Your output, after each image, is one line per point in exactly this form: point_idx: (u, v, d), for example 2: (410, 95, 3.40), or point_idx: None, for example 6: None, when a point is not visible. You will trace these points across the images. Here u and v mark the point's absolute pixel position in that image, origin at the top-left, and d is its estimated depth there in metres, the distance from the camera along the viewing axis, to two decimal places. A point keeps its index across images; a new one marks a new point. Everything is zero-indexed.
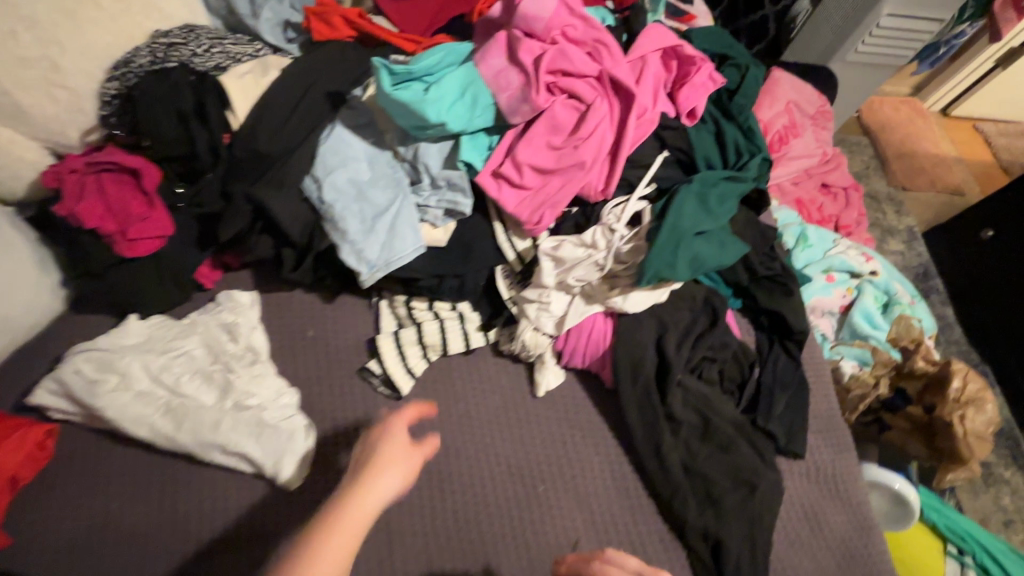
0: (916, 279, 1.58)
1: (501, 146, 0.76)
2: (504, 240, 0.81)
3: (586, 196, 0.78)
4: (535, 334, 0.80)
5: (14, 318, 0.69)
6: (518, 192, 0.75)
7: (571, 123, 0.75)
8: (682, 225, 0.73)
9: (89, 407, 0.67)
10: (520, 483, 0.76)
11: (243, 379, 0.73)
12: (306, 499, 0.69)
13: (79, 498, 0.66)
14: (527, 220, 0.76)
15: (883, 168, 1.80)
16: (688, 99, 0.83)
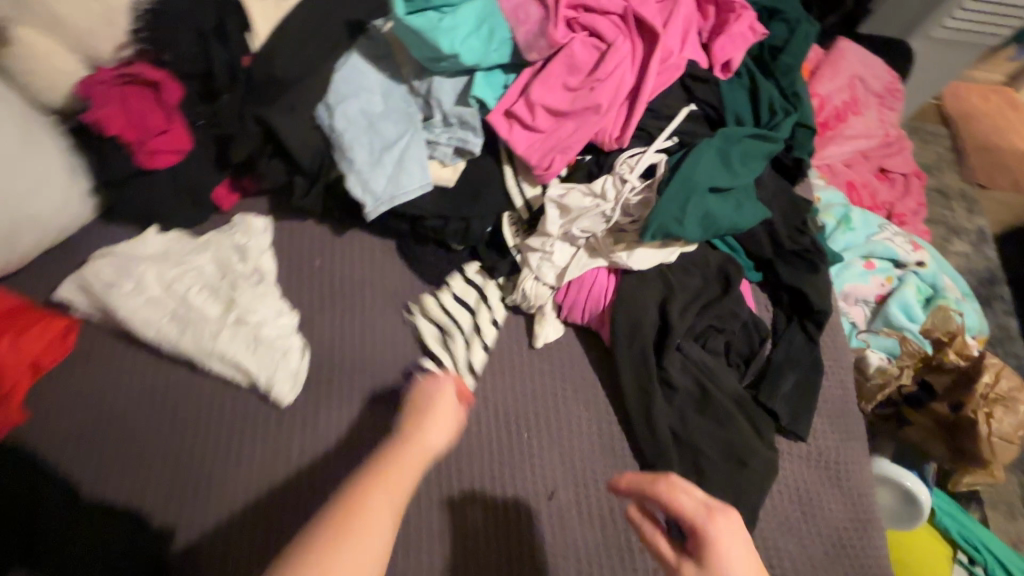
0: (981, 284, 1.46)
1: (517, 85, 0.74)
2: (513, 186, 0.79)
3: (600, 144, 0.75)
4: (537, 285, 0.78)
5: (44, 218, 0.73)
6: (529, 133, 0.73)
7: (589, 64, 0.72)
8: (695, 178, 0.70)
9: (107, 307, 0.72)
10: (504, 428, 0.76)
11: (246, 296, 0.76)
12: (295, 418, 0.72)
13: (90, 389, 0.71)
14: (537, 165, 0.74)
15: (959, 160, 1.65)
16: (724, 49, 0.79)
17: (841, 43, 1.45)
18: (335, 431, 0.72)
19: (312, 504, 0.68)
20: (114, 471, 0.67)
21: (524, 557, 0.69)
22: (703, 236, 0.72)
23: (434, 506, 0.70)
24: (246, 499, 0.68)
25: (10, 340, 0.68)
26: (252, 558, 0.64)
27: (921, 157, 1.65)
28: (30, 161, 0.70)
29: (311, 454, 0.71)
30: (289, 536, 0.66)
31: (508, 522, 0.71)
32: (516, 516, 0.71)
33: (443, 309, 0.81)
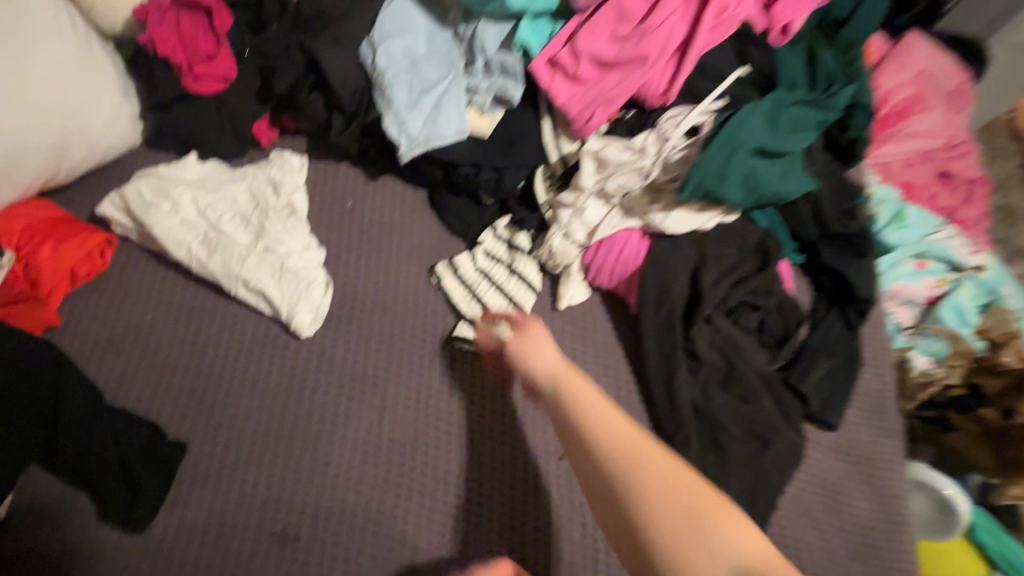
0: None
1: (563, 33, 0.72)
2: (550, 140, 0.77)
3: (643, 99, 0.73)
4: (564, 242, 0.76)
5: (93, 134, 0.74)
6: (571, 83, 0.71)
7: (640, 13, 0.70)
8: (741, 137, 0.68)
9: (144, 225, 0.74)
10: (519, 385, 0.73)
11: (276, 228, 0.76)
12: (312, 351, 0.73)
13: (120, 302, 0.73)
14: (576, 117, 0.72)
15: None
16: (783, 12, 0.74)
17: (910, 36, 1.38)
18: (350, 367, 0.72)
19: (323, 435, 0.68)
20: (135, 382, 0.69)
21: (527, 514, 0.67)
22: (743, 200, 0.71)
23: (442, 452, 0.69)
24: (257, 422, 0.69)
25: (52, 248, 0.70)
26: (261, 478, 0.66)
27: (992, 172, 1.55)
28: (84, 76, 0.72)
29: (326, 386, 0.71)
30: (299, 462, 0.67)
31: (515, 478, 0.68)
32: (523, 472, 0.68)
33: (474, 272, 0.79)
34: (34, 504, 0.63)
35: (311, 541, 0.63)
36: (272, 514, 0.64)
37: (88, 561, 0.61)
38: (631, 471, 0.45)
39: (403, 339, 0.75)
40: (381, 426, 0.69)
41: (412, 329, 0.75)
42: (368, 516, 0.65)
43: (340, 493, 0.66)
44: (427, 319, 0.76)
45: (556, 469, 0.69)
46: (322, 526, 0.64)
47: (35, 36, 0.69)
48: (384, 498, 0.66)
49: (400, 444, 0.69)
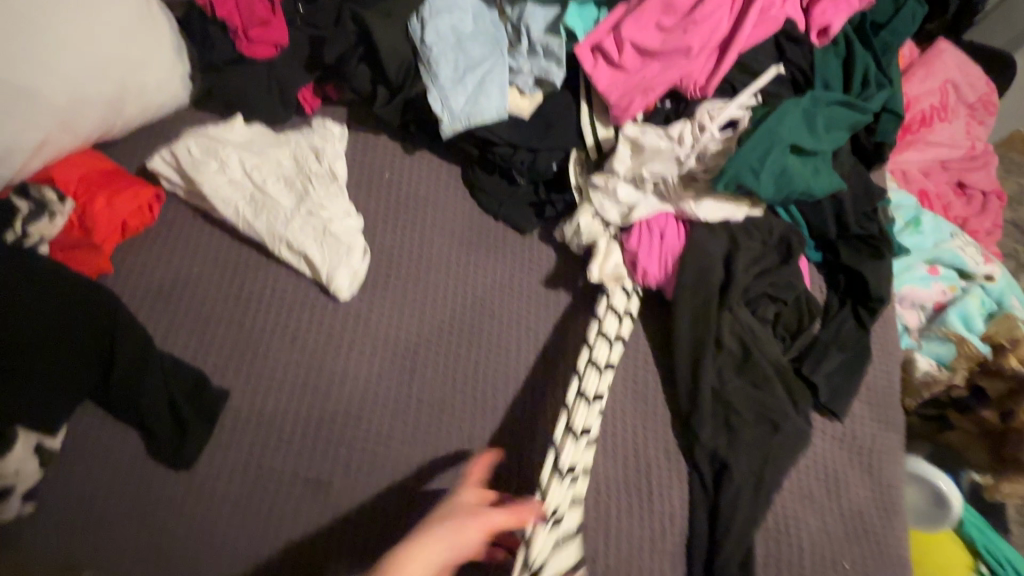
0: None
1: (608, 21, 0.75)
2: (587, 124, 0.80)
3: (682, 91, 0.75)
4: (593, 221, 0.79)
5: (147, 92, 0.77)
6: (613, 70, 0.74)
7: (687, 6, 0.73)
8: (780, 132, 0.71)
9: (193, 182, 0.77)
10: (545, 358, 0.76)
11: (317, 193, 0.79)
12: (348, 313, 0.76)
13: (166, 255, 0.76)
14: (615, 104, 0.74)
15: None
16: (824, 13, 0.78)
17: (941, 44, 1.38)
18: (383, 331, 0.76)
19: (356, 392, 0.72)
20: (181, 331, 0.73)
21: None
22: (773, 194, 0.73)
23: (467, 417, 0.72)
24: (294, 375, 0.72)
25: (106, 200, 0.73)
26: (297, 427, 0.70)
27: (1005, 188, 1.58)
28: (142, 35, 0.75)
29: (360, 347, 0.74)
30: (333, 414, 0.71)
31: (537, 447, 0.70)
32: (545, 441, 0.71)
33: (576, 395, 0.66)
34: (87, 438, 0.67)
35: (342, 488, 0.67)
36: (306, 462, 0.68)
37: (136, 491, 0.65)
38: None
39: (434, 309, 0.78)
40: (411, 388, 0.73)
41: (443, 298, 0.78)
42: (396, 469, 0.69)
43: (371, 447, 0.70)
44: (458, 290, 0.79)
45: None
46: (353, 475, 0.68)
47: None
48: (412, 455, 0.70)
49: (429, 406, 0.72)
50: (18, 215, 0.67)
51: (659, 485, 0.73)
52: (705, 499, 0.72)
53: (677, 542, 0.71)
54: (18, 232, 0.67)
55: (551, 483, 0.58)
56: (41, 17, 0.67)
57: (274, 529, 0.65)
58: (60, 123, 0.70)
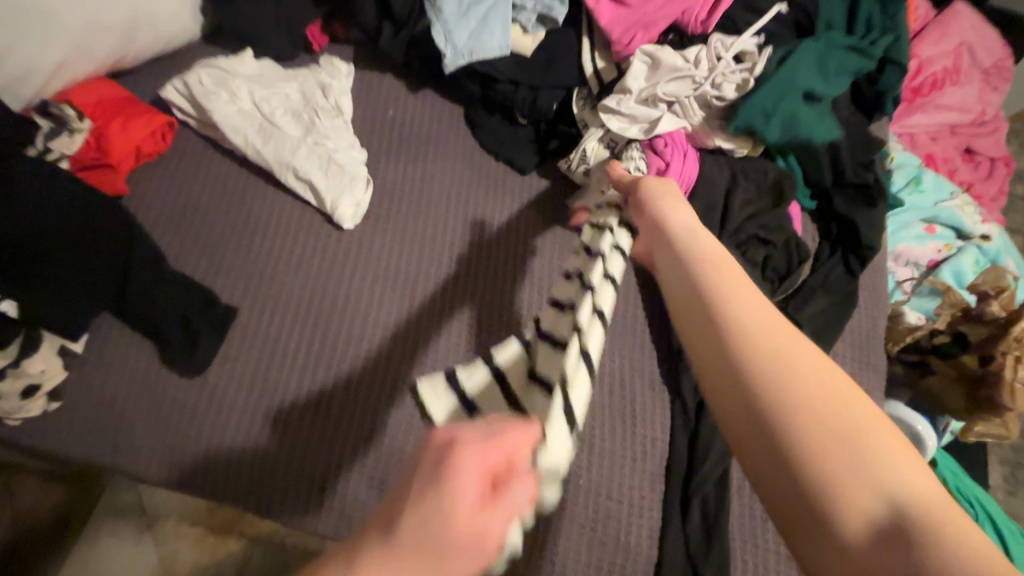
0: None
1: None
2: (588, 59, 0.81)
3: (684, 26, 0.80)
4: (598, 146, 0.79)
5: (160, 23, 0.79)
6: (617, 7, 0.78)
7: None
8: (795, 79, 0.75)
9: (204, 111, 0.79)
10: (536, 289, 0.79)
11: (324, 126, 0.81)
12: (352, 241, 0.79)
13: (178, 181, 0.79)
14: (617, 39, 0.78)
15: None
16: None
17: (958, 5, 1.36)
18: (384, 259, 0.79)
19: (358, 314, 0.76)
20: (193, 253, 0.76)
21: None
22: (780, 139, 0.78)
23: (464, 341, 0.76)
24: (299, 298, 0.76)
25: (120, 123, 0.76)
26: (303, 346, 0.74)
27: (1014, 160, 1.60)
28: None
29: (362, 275, 0.78)
30: (336, 335, 0.75)
31: None
32: None
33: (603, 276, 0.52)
34: (104, 346, 0.72)
35: (341, 401, 0.72)
36: (311, 376, 0.73)
37: (154, 394, 0.71)
38: (837, 412, 0.42)
39: (433, 240, 0.81)
40: (409, 313, 0.77)
41: (442, 231, 0.81)
42: (394, 386, 0.73)
43: (370, 366, 0.73)
44: (457, 224, 0.82)
45: None
46: (353, 390, 0.72)
47: None
48: (409, 373, 0.73)
49: (426, 330, 0.76)
50: (41, 131, 0.70)
51: (643, 413, 0.76)
52: (685, 426, 0.76)
53: (657, 465, 0.74)
54: (42, 147, 0.71)
55: (576, 366, 0.43)
56: None
57: (279, 435, 0.70)
58: (76, 46, 0.72)
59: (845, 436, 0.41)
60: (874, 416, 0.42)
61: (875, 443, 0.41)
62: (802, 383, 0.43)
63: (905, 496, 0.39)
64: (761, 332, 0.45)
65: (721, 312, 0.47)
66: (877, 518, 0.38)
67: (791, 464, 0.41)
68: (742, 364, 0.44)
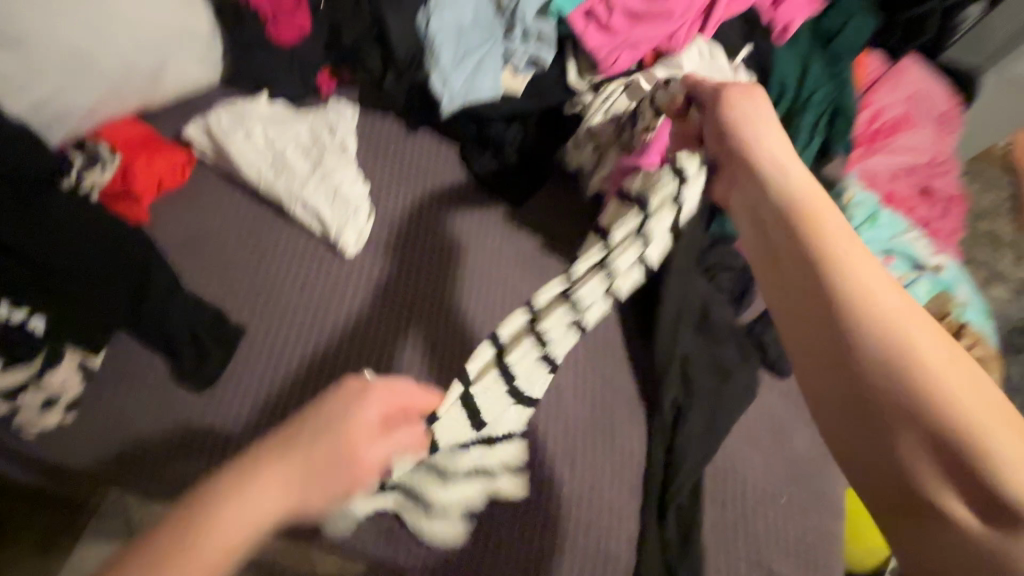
0: (1013, 331, 1.57)
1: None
2: (580, 80, 0.90)
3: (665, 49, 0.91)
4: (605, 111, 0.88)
5: (186, 67, 0.88)
6: (602, 34, 0.87)
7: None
8: None
9: (223, 148, 0.87)
10: (487, 319, 0.86)
11: (331, 161, 0.89)
12: (354, 266, 0.86)
13: (196, 211, 0.87)
14: (603, 59, 0.87)
15: (1014, 212, 1.75)
16: (785, 12, 0.96)
17: (904, 60, 1.49)
18: (379, 284, 0.85)
19: (355, 333, 0.82)
20: (208, 276, 0.83)
21: None
22: None
23: (412, 365, 0.81)
24: (303, 318, 0.82)
25: (145, 159, 0.84)
26: (305, 362, 0.80)
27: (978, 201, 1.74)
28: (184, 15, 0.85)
29: (362, 299, 0.84)
30: (334, 354, 0.80)
31: None
32: None
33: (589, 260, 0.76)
34: (119, 362, 0.77)
35: None
36: (311, 392, 0.78)
37: (166, 407, 0.76)
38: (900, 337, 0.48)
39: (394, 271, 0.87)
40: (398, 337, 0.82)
41: (410, 262, 0.88)
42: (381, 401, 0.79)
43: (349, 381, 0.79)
44: (427, 254, 0.88)
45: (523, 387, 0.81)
46: None
47: None
48: (395, 385, 0.80)
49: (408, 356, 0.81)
50: (74, 163, 0.78)
51: (622, 427, 0.82)
52: (662, 438, 0.81)
53: (635, 474, 0.80)
54: (75, 178, 0.79)
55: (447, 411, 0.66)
56: None
57: None
58: (107, 87, 0.80)
59: (952, 445, 0.44)
60: (998, 418, 0.44)
61: (998, 437, 0.43)
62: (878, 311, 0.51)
63: (957, 409, 0.45)
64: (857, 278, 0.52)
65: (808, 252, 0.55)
66: (986, 521, 0.41)
67: (888, 439, 0.47)
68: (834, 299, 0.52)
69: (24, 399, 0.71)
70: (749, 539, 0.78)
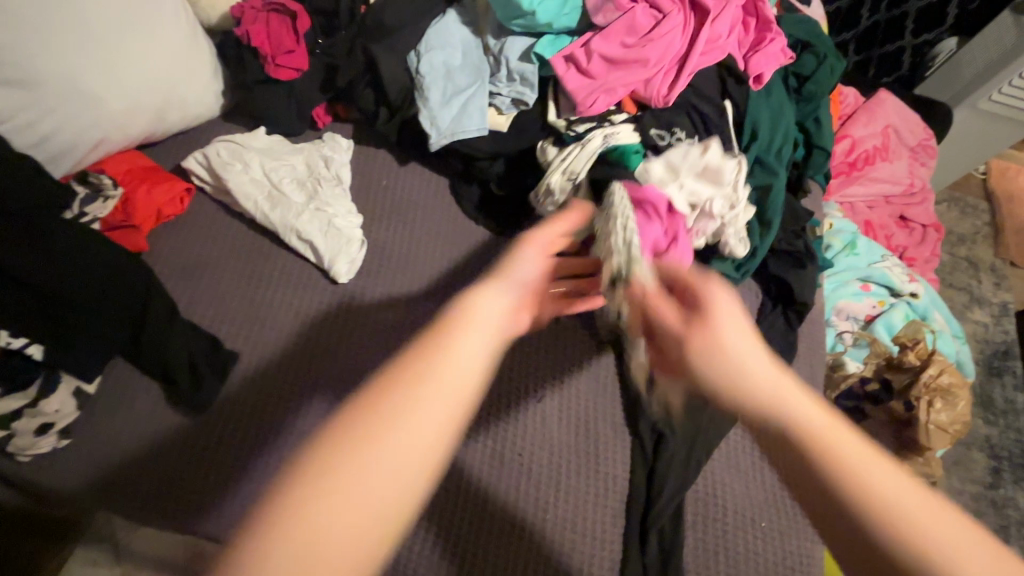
0: (994, 355, 1.60)
1: (579, 39, 0.86)
2: (559, 118, 0.89)
3: (647, 99, 0.86)
4: (562, 180, 0.85)
5: (189, 103, 0.92)
6: (582, 76, 0.85)
7: (646, 28, 0.84)
8: (762, 249, 0.90)
9: (221, 180, 0.90)
10: None
11: (326, 193, 0.93)
12: (344, 293, 0.89)
13: (193, 240, 0.90)
14: (581, 102, 0.84)
15: (995, 238, 1.79)
16: (759, 64, 0.89)
17: (882, 93, 1.49)
18: (372, 311, 0.88)
19: (345, 359, 0.84)
20: (203, 304, 0.85)
21: (472, 448, 0.82)
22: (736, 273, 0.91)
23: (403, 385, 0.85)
24: (295, 343, 0.84)
25: (145, 191, 0.87)
26: (297, 387, 0.81)
27: (955, 227, 1.80)
28: (187, 56, 0.89)
29: (350, 326, 0.86)
30: (325, 379, 0.82)
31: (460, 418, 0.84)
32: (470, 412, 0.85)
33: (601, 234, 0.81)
34: (116, 386, 0.79)
35: None
36: (300, 418, 0.79)
37: (159, 432, 0.78)
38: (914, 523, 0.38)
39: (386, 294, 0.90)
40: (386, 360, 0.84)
41: (401, 287, 0.90)
42: None
43: (336, 406, 0.81)
44: (418, 281, 0.91)
45: (508, 406, 0.86)
46: None
47: (158, 19, 0.86)
48: None
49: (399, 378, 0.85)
50: (77, 199, 0.81)
51: (605, 451, 0.84)
52: (643, 464, 0.83)
53: (618, 500, 0.81)
54: (77, 211, 0.81)
55: None
56: (104, 35, 0.80)
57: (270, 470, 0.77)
58: (112, 124, 0.84)
59: None
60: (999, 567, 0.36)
61: None
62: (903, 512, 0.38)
63: None
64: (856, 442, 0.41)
65: (815, 467, 0.40)
66: None
67: None
68: (840, 506, 0.39)
69: (17, 426, 0.72)
70: (729, 565, 0.80)
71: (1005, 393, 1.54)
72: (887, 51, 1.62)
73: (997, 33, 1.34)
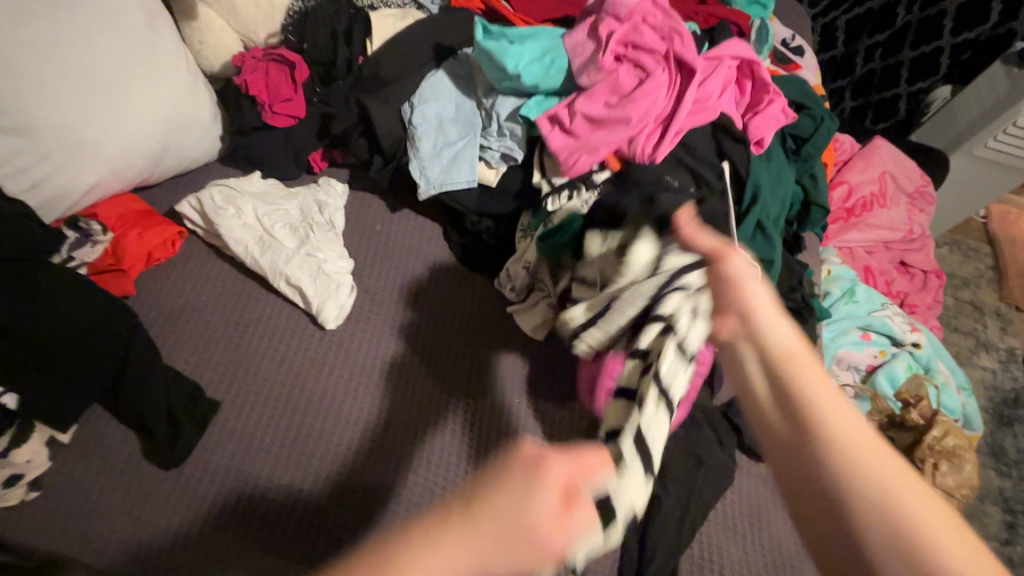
0: (1004, 402, 1.56)
1: (565, 100, 0.88)
2: (542, 181, 0.89)
3: (633, 156, 0.85)
4: (518, 268, 0.89)
5: (185, 148, 0.93)
6: (565, 136, 0.86)
7: (629, 88, 0.85)
8: None
9: (212, 224, 0.90)
10: (450, 387, 0.84)
11: (317, 238, 0.92)
12: (330, 339, 0.87)
13: (181, 284, 0.89)
14: (564, 161, 0.85)
15: (999, 282, 1.77)
16: (758, 127, 0.90)
17: (877, 140, 1.49)
18: (357, 358, 0.86)
19: (324, 405, 0.82)
20: (187, 350, 0.84)
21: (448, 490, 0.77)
22: None
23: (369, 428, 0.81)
24: (278, 390, 0.83)
25: (136, 235, 0.87)
26: (275, 437, 0.79)
27: (956, 271, 1.79)
28: (186, 103, 0.91)
29: (328, 375, 0.84)
30: (308, 429, 0.80)
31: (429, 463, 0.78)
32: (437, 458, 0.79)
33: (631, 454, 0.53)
34: (92, 435, 0.77)
35: (304, 492, 0.76)
36: (277, 472, 0.77)
37: (131, 484, 0.75)
38: (926, 538, 0.37)
39: (369, 327, 0.89)
40: (363, 401, 0.83)
41: (385, 321, 0.90)
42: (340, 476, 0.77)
43: (313, 455, 0.78)
44: (402, 320, 0.90)
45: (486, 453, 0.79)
46: (320, 483, 0.77)
47: (160, 68, 0.88)
48: (357, 461, 0.78)
49: (374, 422, 0.81)
50: (68, 242, 0.82)
51: None
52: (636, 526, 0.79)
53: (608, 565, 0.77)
54: (66, 255, 0.83)
55: None
56: (103, 85, 0.82)
57: (240, 524, 0.73)
58: (108, 170, 0.85)
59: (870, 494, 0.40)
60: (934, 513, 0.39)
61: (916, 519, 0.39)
62: (939, 555, 0.36)
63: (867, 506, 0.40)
64: (874, 485, 0.40)
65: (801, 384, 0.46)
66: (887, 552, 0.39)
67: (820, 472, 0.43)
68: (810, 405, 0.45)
69: None
70: None
71: (1017, 442, 1.49)
72: (884, 97, 1.64)
73: (990, 83, 1.37)
